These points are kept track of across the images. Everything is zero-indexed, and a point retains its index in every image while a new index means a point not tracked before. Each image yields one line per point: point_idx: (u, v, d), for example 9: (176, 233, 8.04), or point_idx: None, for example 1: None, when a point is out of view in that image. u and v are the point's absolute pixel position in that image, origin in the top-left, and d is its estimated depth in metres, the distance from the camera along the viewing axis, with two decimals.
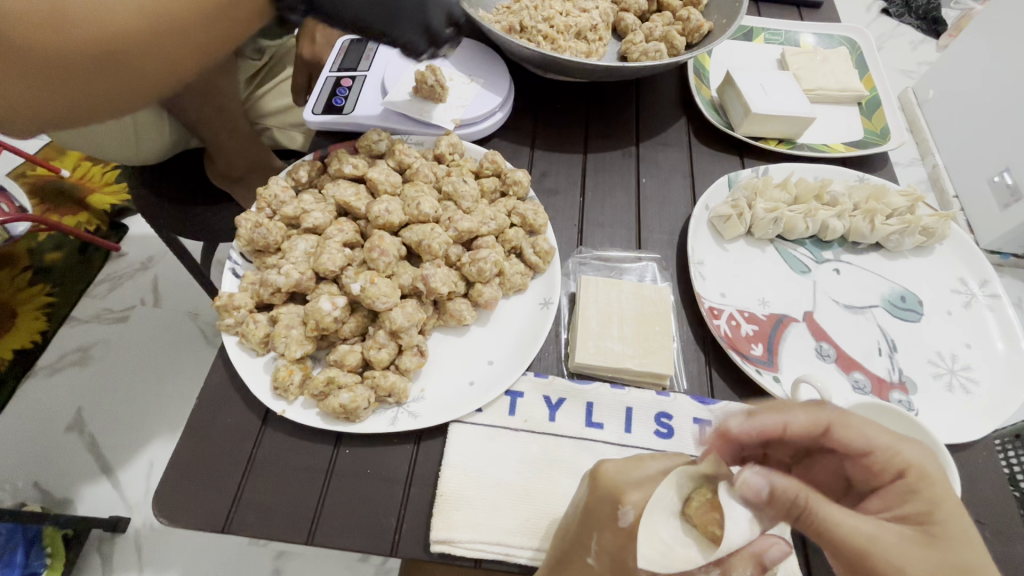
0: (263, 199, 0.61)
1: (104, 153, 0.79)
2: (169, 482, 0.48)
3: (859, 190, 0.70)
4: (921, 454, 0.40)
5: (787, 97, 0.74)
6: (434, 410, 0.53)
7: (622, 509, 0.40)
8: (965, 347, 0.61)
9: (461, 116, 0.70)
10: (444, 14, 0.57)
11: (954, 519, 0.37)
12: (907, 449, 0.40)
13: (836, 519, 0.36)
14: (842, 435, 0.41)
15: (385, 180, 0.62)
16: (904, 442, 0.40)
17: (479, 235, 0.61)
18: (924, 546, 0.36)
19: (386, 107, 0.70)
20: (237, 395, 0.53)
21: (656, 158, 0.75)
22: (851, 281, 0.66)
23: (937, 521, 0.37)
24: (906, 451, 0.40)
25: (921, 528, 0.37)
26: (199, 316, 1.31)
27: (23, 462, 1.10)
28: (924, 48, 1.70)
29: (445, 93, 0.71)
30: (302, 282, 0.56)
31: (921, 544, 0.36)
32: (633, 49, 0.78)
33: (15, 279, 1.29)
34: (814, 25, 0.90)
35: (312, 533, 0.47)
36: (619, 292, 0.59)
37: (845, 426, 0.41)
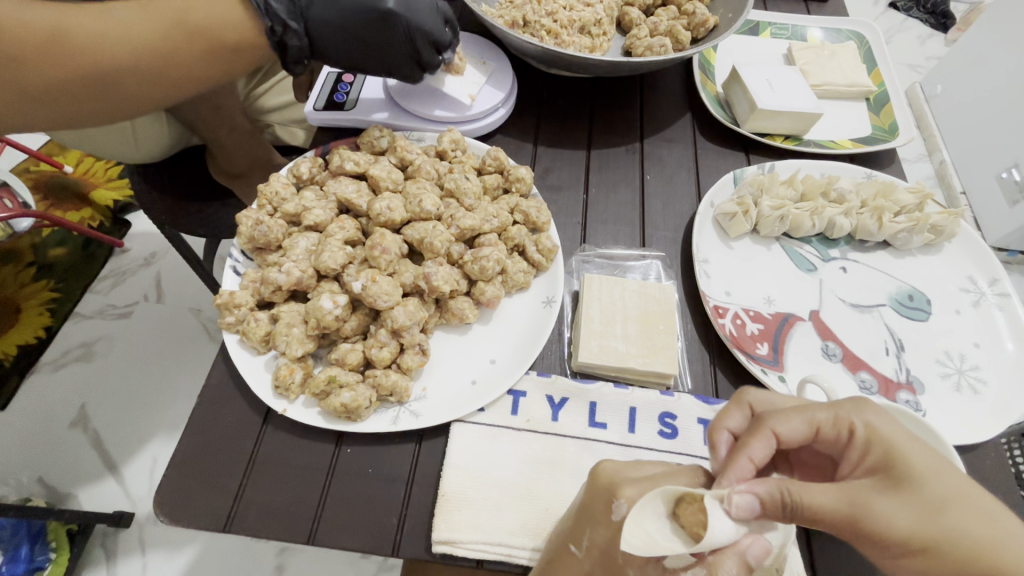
0: (264, 196, 0.61)
1: (105, 150, 0.78)
2: (170, 481, 0.48)
3: (867, 187, 0.69)
4: (854, 407, 0.40)
5: (794, 92, 0.73)
6: (436, 410, 0.52)
7: (616, 502, 0.39)
8: (974, 347, 0.60)
9: (477, 91, 0.71)
10: (431, 44, 0.61)
11: (913, 455, 0.36)
12: (834, 412, 0.40)
13: (819, 499, 0.34)
14: (785, 432, 0.39)
15: (386, 177, 0.62)
16: (830, 405, 0.40)
17: (481, 233, 0.61)
18: (897, 492, 0.35)
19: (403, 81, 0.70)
20: (238, 394, 0.53)
21: (660, 154, 0.74)
22: (858, 279, 0.65)
23: (898, 462, 0.36)
24: (838, 411, 0.40)
25: (888, 474, 0.36)
26: (202, 312, 1.32)
27: (27, 457, 1.10)
28: (931, 43, 1.68)
29: (463, 66, 0.72)
30: (303, 280, 0.55)
31: (892, 492, 0.35)
32: (637, 44, 0.77)
33: (19, 275, 1.29)
34: (821, 19, 0.89)
35: (313, 533, 0.47)
36: (623, 291, 0.58)
37: (783, 422, 0.40)
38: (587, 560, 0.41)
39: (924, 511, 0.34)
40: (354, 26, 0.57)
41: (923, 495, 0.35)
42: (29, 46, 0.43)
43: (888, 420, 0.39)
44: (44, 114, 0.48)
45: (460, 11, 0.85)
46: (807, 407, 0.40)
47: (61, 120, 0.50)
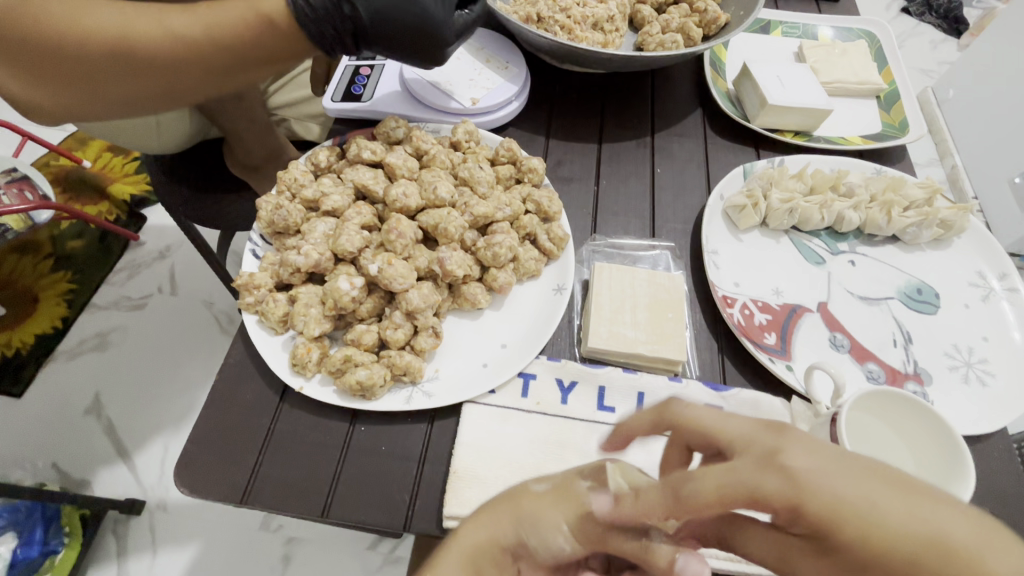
0: (283, 182, 0.62)
1: (128, 138, 0.80)
2: (189, 454, 0.49)
3: (876, 182, 0.69)
4: (772, 468, 0.30)
5: (804, 88, 0.74)
6: (448, 391, 0.53)
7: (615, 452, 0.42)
8: (982, 340, 0.61)
9: (486, 95, 0.72)
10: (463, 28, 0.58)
11: (840, 520, 0.29)
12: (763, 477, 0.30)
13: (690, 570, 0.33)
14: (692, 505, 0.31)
15: (403, 165, 0.63)
16: (749, 470, 0.31)
17: (494, 221, 0.62)
18: (820, 556, 0.31)
19: (415, 82, 0.72)
20: (255, 372, 0.55)
21: (671, 148, 0.75)
22: (867, 272, 0.65)
23: (823, 531, 0.29)
24: (749, 482, 0.30)
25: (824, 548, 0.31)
26: (214, 305, 1.34)
27: (43, 443, 1.13)
28: (945, 48, 1.68)
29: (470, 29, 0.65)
30: (321, 262, 0.57)
31: (812, 549, 0.31)
32: (649, 41, 0.78)
33: (37, 266, 1.33)
34: (832, 18, 0.90)
35: (327, 507, 0.48)
36: (633, 280, 0.59)
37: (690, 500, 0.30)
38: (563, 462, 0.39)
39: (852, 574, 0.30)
40: (399, 33, 0.54)
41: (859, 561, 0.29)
42: (75, 20, 0.45)
43: (811, 470, 0.30)
44: (89, 99, 0.51)
45: None
46: (725, 477, 0.30)
47: (115, 112, 0.53)
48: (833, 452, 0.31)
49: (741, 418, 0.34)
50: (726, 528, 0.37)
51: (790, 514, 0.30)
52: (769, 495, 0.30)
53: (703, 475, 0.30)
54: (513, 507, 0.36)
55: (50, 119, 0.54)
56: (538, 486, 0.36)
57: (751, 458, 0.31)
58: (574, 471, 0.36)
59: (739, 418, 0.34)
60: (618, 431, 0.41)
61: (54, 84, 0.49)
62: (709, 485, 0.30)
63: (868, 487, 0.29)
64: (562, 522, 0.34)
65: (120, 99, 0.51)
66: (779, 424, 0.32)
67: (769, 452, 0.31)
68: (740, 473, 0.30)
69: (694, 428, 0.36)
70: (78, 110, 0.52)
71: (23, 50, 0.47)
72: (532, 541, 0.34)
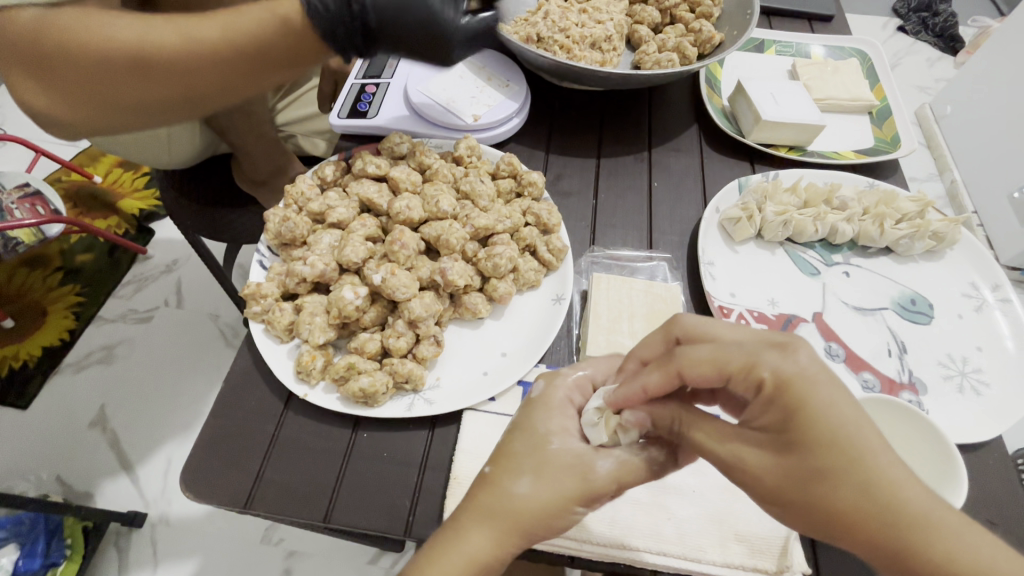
0: (291, 196, 0.64)
1: (140, 153, 0.83)
2: (195, 460, 0.50)
3: (869, 196, 0.71)
4: (782, 353, 0.36)
5: (797, 105, 0.76)
6: (449, 398, 0.55)
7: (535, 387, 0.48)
8: (976, 350, 0.62)
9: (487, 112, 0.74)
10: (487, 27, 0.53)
11: (824, 416, 0.34)
12: (764, 351, 0.36)
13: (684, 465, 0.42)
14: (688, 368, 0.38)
15: (407, 179, 0.65)
16: (756, 347, 0.37)
17: (495, 233, 0.63)
18: (780, 454, 0.35)
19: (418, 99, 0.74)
20: (261, 380, 0.56)
21: (668, 163, 0.77)
22: (861, 283, 0.67)
23: (800, 423, 0.34)
24: (753, 355, 0.36)
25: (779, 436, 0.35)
26: (219, 317, 1.35)
27: (48, 455, 1.14)
28: (941, 66, 1.71)
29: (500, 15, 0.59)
30: (326, 273, 0.59)
31: (774, 448, 0.35)
32: (646, 59, 0.81)
33: (46, 279, 1.35)
34: (825, 38, 0.92)
35: (329, 513, 0.49)
36: (631, 290, 0.60)
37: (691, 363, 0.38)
38: (520, 444, 0.43)
39: (806, 480, 0.34)
40: (415, 33, 0.51)
41: (810, 457, 0.34)
42: (94, 31, 0.47)
43: (818, 367, 0.35)
44: (117, 109, 0.52)
45: None
46: (723, 350, 0.37)
47: (141, 120, 0.54)
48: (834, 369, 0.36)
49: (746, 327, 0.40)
50: (684, 417, 0.40)
51: (776, 396, 0.35)
52: (765, 365, 0.36)
53: (705, 347, 0.38)
54: (516, 515, 0.40)
55: (86, 130, 0.56)
56: (523, 488, 0.41)
57: (763, 342, 0.37)
58: (535, 458, 0.42)
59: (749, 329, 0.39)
60: (629, 357, 0.45)
61: (83, 94, 0.51)
62: (709, 350, 0.38)
63: (855, 411, 0.34)
64: (572, 505, 0.41)
65: (142, 106, 0.52)
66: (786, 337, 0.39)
67: (785, 343, 0.37)
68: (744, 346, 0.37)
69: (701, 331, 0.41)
70: (106, 119, 0.54)
71: (54, 63, 0.49)
72: (547, 530, 0.41)
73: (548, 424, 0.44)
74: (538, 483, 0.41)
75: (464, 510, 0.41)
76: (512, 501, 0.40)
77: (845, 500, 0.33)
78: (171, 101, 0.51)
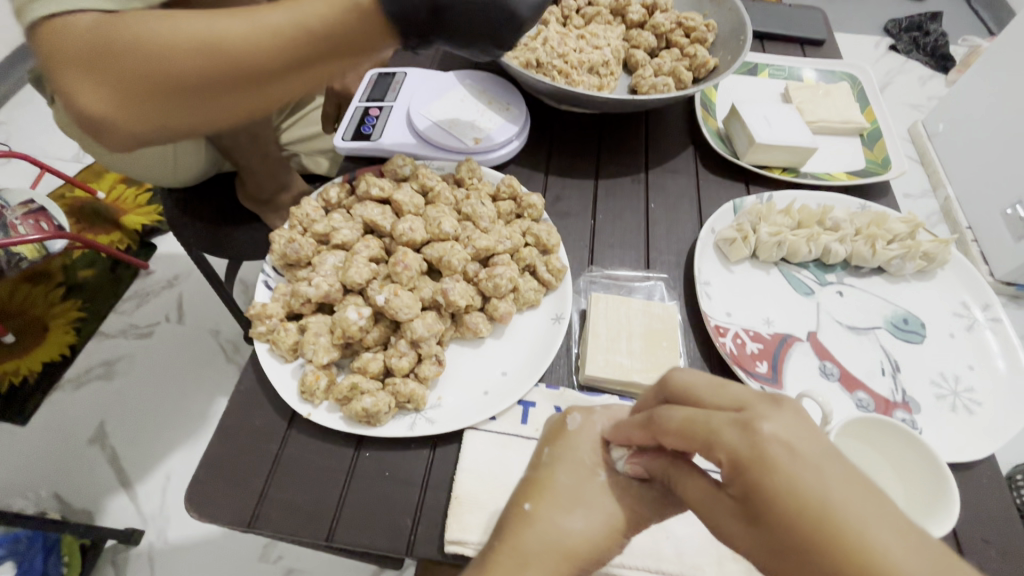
0: (296, 218, 0.66)
1: (147, 171, 0.85)
2: (200, 480, 0.51)
3: (860, 217, 0.73)
4: (743, 430, 0.33)
5: (789, 128, 0.78)
6: (450, 417, 0.55)
7: (570, 416, 0.47)
8: (968, 369, 0.63)
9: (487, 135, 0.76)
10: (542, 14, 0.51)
11: (785, 495, 0.30)
12: (724, 426, 0.34)
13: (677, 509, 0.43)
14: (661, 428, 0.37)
15: (409, 202, 0.67)
16: (720, 421, 0.34)
17: (495, 253, 0.65)
18: (750, 525, 0.33)
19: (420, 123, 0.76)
20: (265, 400, 0.57)
21: (664, 184, 0.79)
22: (854, 303, 0.68)
23: (754, 499, 0.32)
24: (708, 428, 0.34)
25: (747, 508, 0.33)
26: (220, 333, 1.36)
27: (47, 472, 1.14)
28: (933, 84, 1.74)
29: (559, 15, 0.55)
30: (330, 293, 0.60)
31: (742, 513, 0.33)
32: (642, 83, 0.83)
33: (48, 294, 1.36)
34: (816, 61, 0.95)
35: (332, 532, 0.49)
36: (629, 310, 0.62)
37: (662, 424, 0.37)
38: (563, 479, 0.43)
39: (776, 551, 0.31)
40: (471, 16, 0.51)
41: (778, 535, 0.31)
42: (162, 25, 0.43)
43: (783, 446, 0.31)
44: (179, 116, 0.47)
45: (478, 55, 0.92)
46: (693, 419, 0.35)
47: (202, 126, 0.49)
48: (809, 440, 0.31)
49: (742, 385, 0.36)
50: (674, 471, 0.39)
51: (735, 473, 0.33)
52: (720, 444, 0.33)
53: (674, 412, 0.37)
54: (567, 551, 0.40)
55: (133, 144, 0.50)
56: (576, 523, 0.41)
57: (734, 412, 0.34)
58: (583, 494, 0.43)
59: (733, 391, 0.36)
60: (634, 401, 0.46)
61: (139, 99, 0.45)
62: (678, 416, 0.36)
63: (835, 488, 0.30)
64: (619, 538, 0.42)
65: (213, 107, 0.47)
66: (778, 398, 0.34)
67: (752, 416, 0.33)
68: (712, 418, 0.34)
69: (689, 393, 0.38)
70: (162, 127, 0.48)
71: (115, 61, 0.43)
72: (595, 563, 0.41)
73: (589, 456, 0.45)
74: (589, 519, 0.41)
75: (506, 553, 0.40)
76: (563, 537, 0.40)
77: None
78: (249, 98, 0.47)
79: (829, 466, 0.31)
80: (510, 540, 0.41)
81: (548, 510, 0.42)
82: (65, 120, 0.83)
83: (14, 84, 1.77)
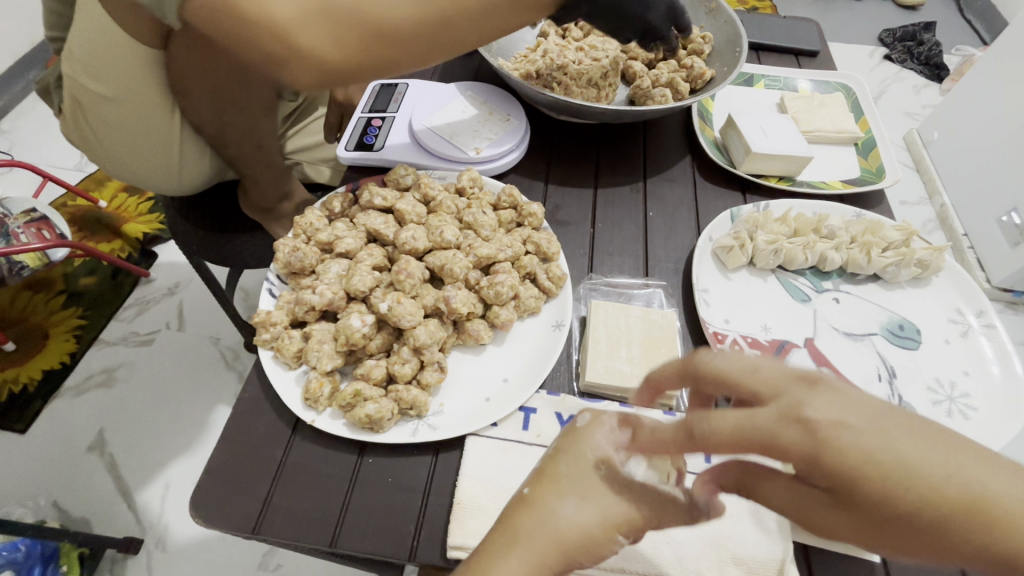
0: (300, 227, 0.67)
1: (153, 180, 0.86)
2: (204, 486, 0.52)
3: (855, 225, 0.74)
4: (799, 424, 0.33)
5: (786, 137, 0.80)
6: (452, 423, 0.56)
7: (581, 414, 0.45)
8: (964, 374, 0.64)
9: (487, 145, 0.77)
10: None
11: (870, 468, 0.32)
12: (783, 426, 0.33)
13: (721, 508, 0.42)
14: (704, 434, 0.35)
15: (412, 211, 0.68)
16: (772, 420, 0.33)
17: (497, 261, 0.66)
18: (843, 510, 0.34)
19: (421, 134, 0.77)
20: (269, 407, 0.57)
21: (661, 193, 0.80)
22: (851, 310, 0.69)
23: (846, 489, 0.33)
24: (766, 428, 0.33)
25: (838, 495, 0.34)
26: (220, 340, 1.36)
27: (46, 481, 1.14)
28: (927, 92, 1.76)
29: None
30: (334, 301, 0.61)
31: (836, 504, 0.34)
32: (640, 94, 0.84)
33: (49, 302, 1.37)
34: (810, 73, 0.96)
35: (336, 538, 0.50)
36: (628, 317, 0.63)
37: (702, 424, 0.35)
38: (566, 468, 0.43)
39: (874, 524, 0.33)
40: None
41: (863, 503, 0.33)
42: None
43: (833, 424, 0.32)
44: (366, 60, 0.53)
45: (478, 66, 0.94)
46: (743, 422, 0.33)
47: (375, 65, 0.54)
48: (851, 401, 0.33)
49: (768, 366, 0.36)
50: (745, 475, 0.40)
51: (817, 469, 0.33)
52: (788, 447, 0.33)
53: (723, 413, 0.34)
54: (559, 538, 0.40)
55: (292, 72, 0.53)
56: (569, 511, 0.41)
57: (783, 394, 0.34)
58: (583, 482, 0.42)
59: (762, 372, 0.36)
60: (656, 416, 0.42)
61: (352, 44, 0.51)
62: (729, 419, 0.34)
63: (899, 440, 0.32)
64: (615, 534, 0.41)
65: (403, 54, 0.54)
66: (811, 378, 0.35)
67: (795, 405, 0.33)
68: (763, 419, 0.33)
69: (716, 378, 0.38)
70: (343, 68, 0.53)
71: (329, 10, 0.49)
72: (589, 557, 0.41)
73: (596, 450, 0.43)
74: (585, 509, 0.41)
75: (500, 533, 0.41)
76: (558, 525, 0.40)
77: (923, 532, 0.32)
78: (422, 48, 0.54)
79: (881, 417, 0.33)
80: (508, 522, 0.41)
81: (547, 497, 0.42)
82: (70, 133, 0.84)
83: (17, 94, 1.78)
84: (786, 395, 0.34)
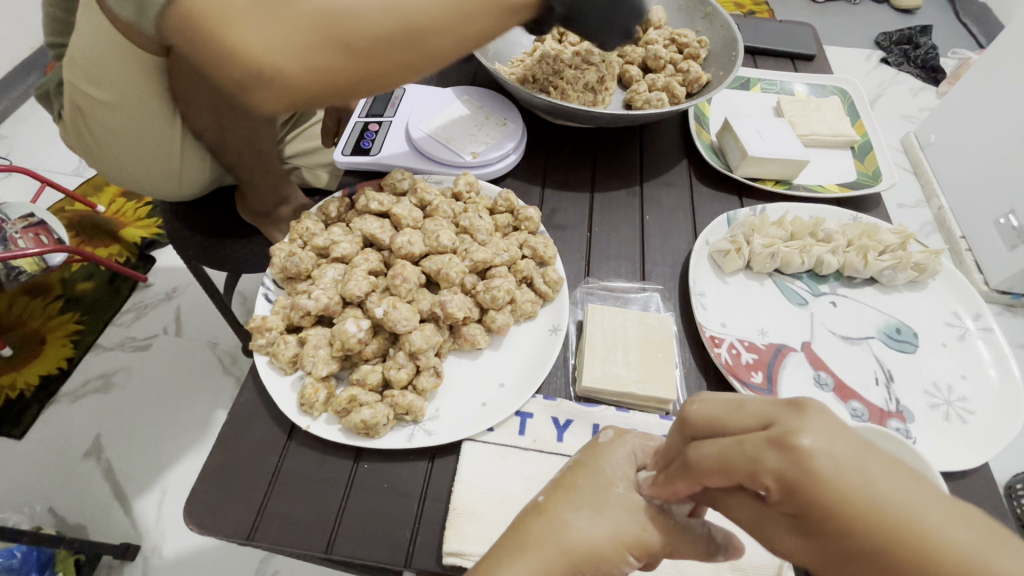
0: (296, 232, 0.67)
1: (151, 186, 0.86)
2: (198, 493, 0.51)
3: (851, 228, 0.74)
4: (781, 449, 0.30)
5: (782, 141, 0.80)
6: (448, 428, 0.56)
7: (603, 431, 0.47)
8: (961, 378, 0.63)
9: (484, 149, 0.77)
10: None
11: (845, 501, 0.29)
12: (763, 450, 0.31)
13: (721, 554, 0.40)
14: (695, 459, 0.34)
15: (408, 216, 0.68)
16: (755, 446, 0.31)
17: (493, 266, 0.65)
18: (802, 537, 0.31)
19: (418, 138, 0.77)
20: (265, 412, 0.57)
21: (658, 197, 0.80)
22: (848, 313, 0.69)
23: (809, 514, 0.30)
24: (744, 455, 0.31)
25: (801, 522, 0.31)
26: (218, 345, 1.36)
27: (42, 487, 1.14)
28: (924, 95, 1.77)
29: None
30: (330, 305, 0.61)
31: (798, 530, 0.31)
32: (637, 98, 0.85)
33: (47, 307, 1.36)
34: (806, 76, 0.97)
35: (331, 544, 0.50)
36: (624, 321, 0.62)
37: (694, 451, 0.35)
38: (582, 480, 0.43)
39: (834, 557, 0.30)
40: None
41: (830, 540, 0.30)
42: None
43: (829, 458, 0.29)
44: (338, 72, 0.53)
45: (475, 71, 0.94)
46: (727, 450, 0.32)
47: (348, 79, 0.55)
48: (848, 437, 0.30)
49: (759, 400, 0.34)
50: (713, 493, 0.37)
51: (787, 495, 0.30)
52: (765, 470, 0.31)
53: (707, 447, 0.34)
54: (568, 547, 0.40)
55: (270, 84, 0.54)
56: (582, 522, 0.41)
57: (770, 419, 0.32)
58: (599, 496, 0.42)
59: (755, 403, 0.34)
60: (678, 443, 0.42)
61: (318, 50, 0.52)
62: (711, 451, 0.33)
63: (885, 481, 0.29)
64: (624, 553, 0.40)
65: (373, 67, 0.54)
66: (799, 404, 0.32)
67: (786, 430, 0.31)
68: (746, 444, 0.32)
69: (712, 412, 0.36)
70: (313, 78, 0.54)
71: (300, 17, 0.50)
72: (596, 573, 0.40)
73: (614, 467, 0.43)
74: (598, 521, 0.41)
75: (510, 537, 0.41)
76: (565, 531, 0.40)
77: None
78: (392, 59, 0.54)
79: (873, 452, 0.30)
80: (519, 529, 0.42)
81: (560, 508, 0.42)
82: (69, 137, 0.84)
83: (14, 99, 1.78)
84: (774, 417, 0.32)
